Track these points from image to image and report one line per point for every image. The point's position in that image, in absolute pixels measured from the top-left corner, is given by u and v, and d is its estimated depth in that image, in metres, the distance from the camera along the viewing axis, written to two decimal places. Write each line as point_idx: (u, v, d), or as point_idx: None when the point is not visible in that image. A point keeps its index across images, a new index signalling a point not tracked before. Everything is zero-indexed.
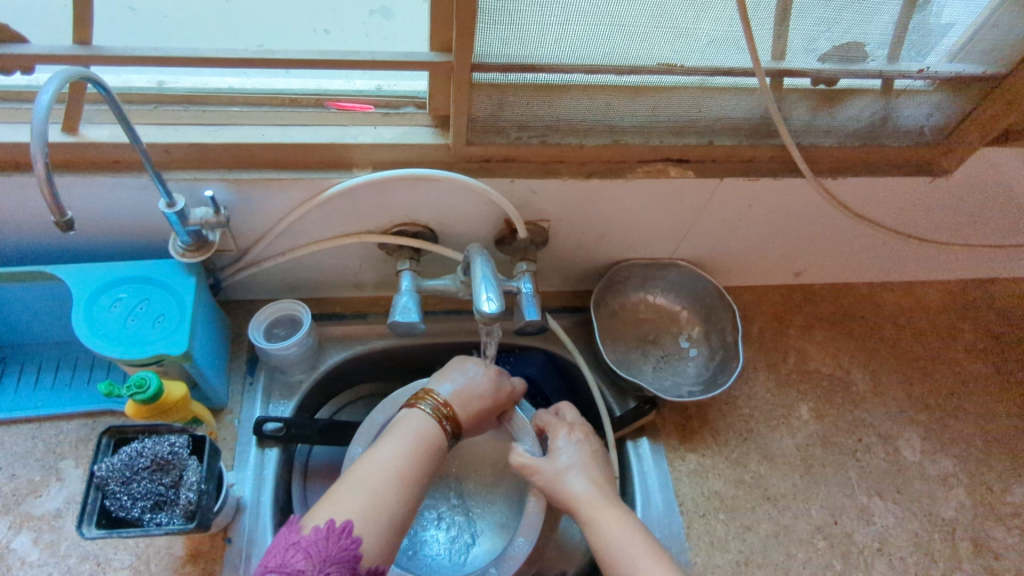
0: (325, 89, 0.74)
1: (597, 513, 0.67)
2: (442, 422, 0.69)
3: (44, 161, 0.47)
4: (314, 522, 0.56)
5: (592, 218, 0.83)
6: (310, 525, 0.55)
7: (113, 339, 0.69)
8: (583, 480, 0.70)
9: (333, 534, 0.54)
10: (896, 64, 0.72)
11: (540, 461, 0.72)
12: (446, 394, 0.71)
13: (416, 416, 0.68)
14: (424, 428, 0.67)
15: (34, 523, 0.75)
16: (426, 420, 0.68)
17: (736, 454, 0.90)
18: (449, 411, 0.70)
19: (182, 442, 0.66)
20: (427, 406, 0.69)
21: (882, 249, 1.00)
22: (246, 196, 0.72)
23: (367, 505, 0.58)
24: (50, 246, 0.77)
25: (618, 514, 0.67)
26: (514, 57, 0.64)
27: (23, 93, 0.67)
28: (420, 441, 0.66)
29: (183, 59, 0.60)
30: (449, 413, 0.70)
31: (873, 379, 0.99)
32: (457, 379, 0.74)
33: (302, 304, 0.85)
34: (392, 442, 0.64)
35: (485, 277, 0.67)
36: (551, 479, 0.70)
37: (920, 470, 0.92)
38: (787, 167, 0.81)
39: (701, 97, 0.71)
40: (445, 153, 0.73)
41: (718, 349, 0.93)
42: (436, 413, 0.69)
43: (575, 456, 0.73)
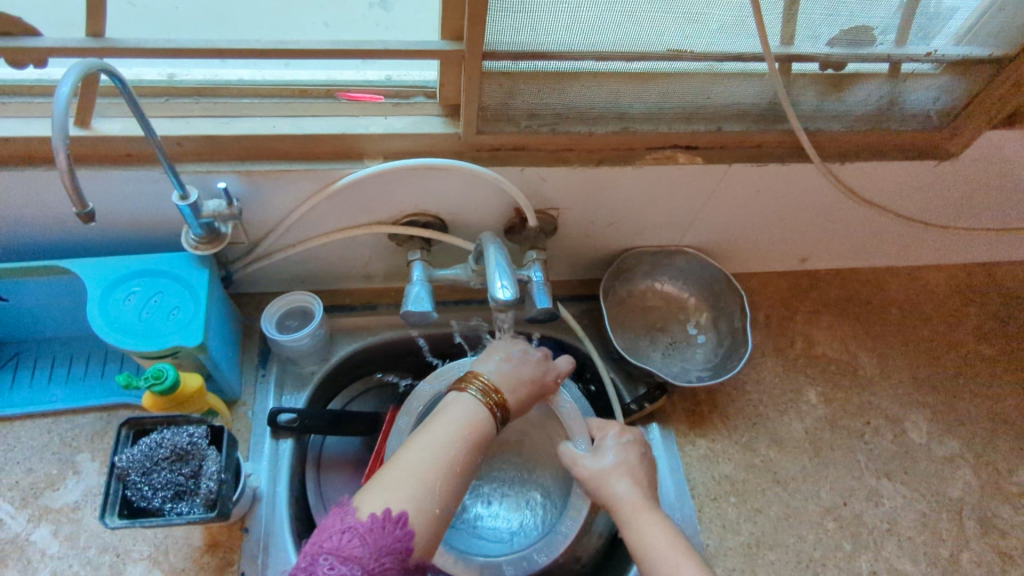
0: (335, 80, 0.74)
1: (637, 517, 0.64)
2: (492, 407, 0.64)
3: (65, 152, 0.48)
4: (369, 508, 0.53)
5: (601, 206, 0.84)
6: (366, 511, 0.52)
7: (128, 331, 0.70)
8: (628, 483, 0.68)
9: (387, 526, 0.52)
10: (903, 48, 0.72)
11: (589, 455, 0.72)
12: (491, 377, 0.67)
13: (467, 400, 0.64)
14: (480, 413, 0.63)
15: (53, 516, 0.75)
16: (478, 405, 0.63)
17: (746, 439, 0.91)
18: (494, 388, 0.66)
19: (200, 433, 0.67)
20: (478, 393, 0.64)
21: (888, 234, 1.01)
22: (258, 188, 0.73)
23: (419, 494, 0.55)
24: (63, 240, 0.77)
25: (656, 522, 0.63)
26: (525, 45, 0.64)
27: (34, 87, 0.68)
28: (472, 425, 0.61)
29: (195, 51, 0.60)
30: (498, 398, 0.65)
31: (879, 362, 1.00)
32: (502, 363, 0.70)
33: (312, 295, 0.86)
34: (444, 428, 0.60)
35: (498, 264, 0.68)
36: (596, 473, 0.70)
37: (927, 452, 0.92)
38: (795, 152, 0.81)
39: (710, 83, 0.72)
40: (455, 143, 0.73)
41: (727, 335, 0.94)
42: (485, 397, 0.64)
43: (626, 456, 0.71)
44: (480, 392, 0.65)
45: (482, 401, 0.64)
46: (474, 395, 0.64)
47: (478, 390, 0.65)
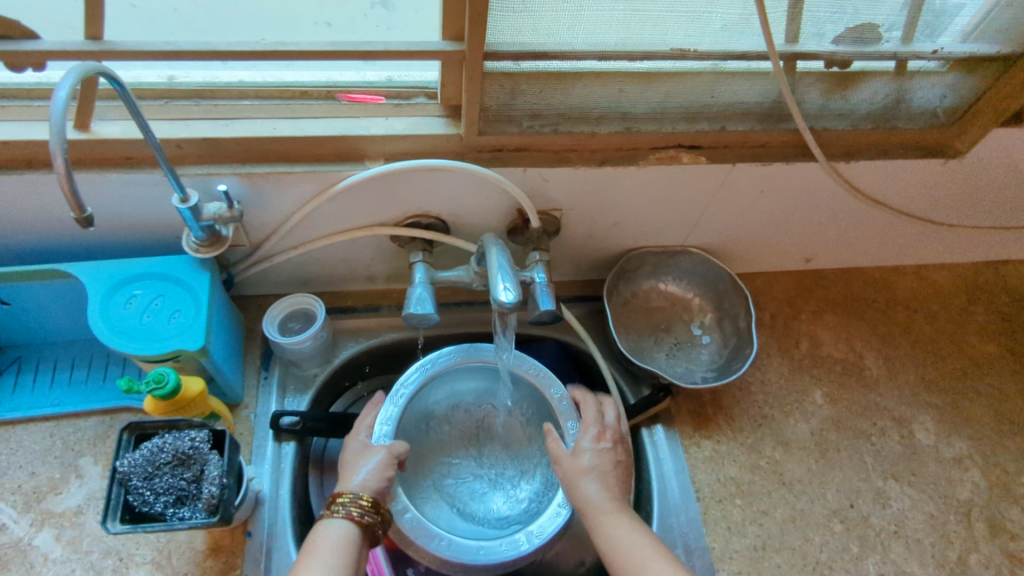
0: (336, 81, 0.73)
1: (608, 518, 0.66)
2: (363, 516, 0.65)
3: (63, 156, 0.47)
4: None
5: (604, 206, 0.83)
6: None
7: (129, 335, 0.69)
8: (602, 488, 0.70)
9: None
10: (910, 45, 0.72)
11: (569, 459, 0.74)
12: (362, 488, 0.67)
13: (335, 527, 0.63)
14: (352, 537, 0.62)
15: (55, 520, 0.75)
16: (343, 526, 0.63)
17: (752, 440, 0.90)
18: (363, 502, 0.65)
19: (202, 437, 0.66)
20: (341, 511, 0.64)
21: (894, 233, 1.00)
22: (258, 190, 0.72)
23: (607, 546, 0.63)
24: (64, 243, 0.77)
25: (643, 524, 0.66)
26: (527, 45, 0.64)
27: (34, 91, 0.67)
28: (347, 549, 0.61)
29: (194, 53, 0.59)
30: (366, 506, 0.65)
31: (886, 363, 0.99)
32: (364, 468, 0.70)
33: (314, 297, 0.85)
34: (322, 555, 0.59)
35: (500, 266, 0.67)
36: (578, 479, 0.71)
37: (934, 452, 0.92)
38: (800, 151, 0.80)
39: (714, 82, 0.71)
40: (457, 144, 0.73)
41: (732, 336, 0.93)
42: (350, 512, 0.64)
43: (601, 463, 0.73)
44: (340, 508, 0.64)
45: (347, 523, 0.63)
46: (337, 517, 0.63)
47: (337, 508, 0.64)
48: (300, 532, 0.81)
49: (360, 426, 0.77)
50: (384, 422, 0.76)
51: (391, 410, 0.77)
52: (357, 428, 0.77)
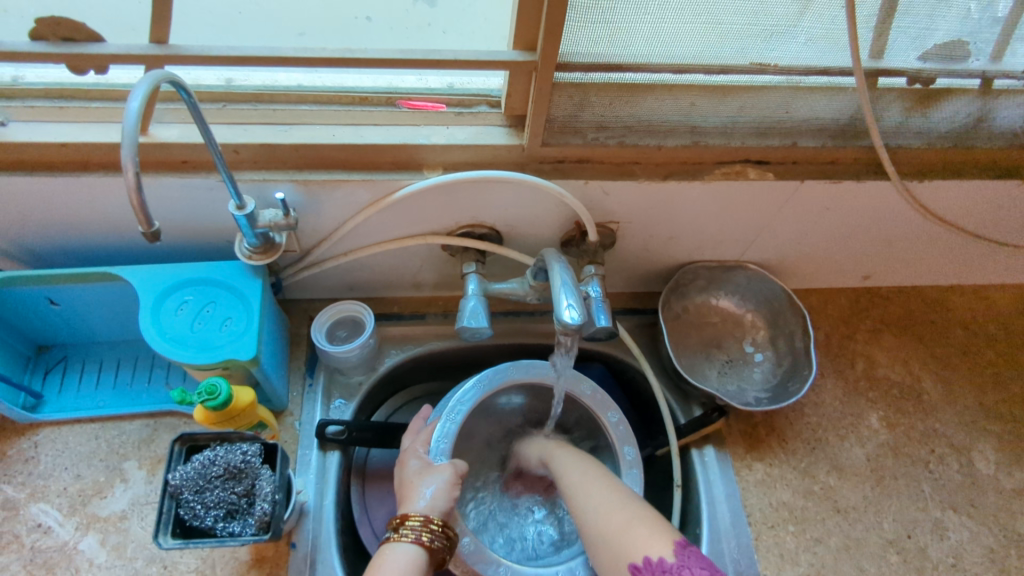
0: (396, 87, 0.71)
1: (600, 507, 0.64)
2: (428, 539, 0.64)
3: (134, 167, 0.46)
4: None
5: (663, 220, 0.81)
6: None
7: (181, 343, 0.68)
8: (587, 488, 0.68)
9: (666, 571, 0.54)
10: (999, 64, 0.69)
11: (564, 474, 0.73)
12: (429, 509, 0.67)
13: (403, 549, 0.63)
14: (420, 561, 0.63)
15: (100, 524, 0.74)
16: (409, 548, 0.63)
17: (805, 464, 0.87)
18: (431, 525, 0.66)
19: (253, 451, 0.65)
20: (409, 535, 0.64)
21: (958, 252, 0.96)
22: (315, 197, 0.70)
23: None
24: (115, 245, 0.76)
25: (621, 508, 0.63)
26: (602, 56, 0.61)
27: (92, 92, 0.66)
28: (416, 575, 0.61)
29: (260, 58, 0.57)
30: (435, 531, 0.65)
31: (944, 387, 0.95)
32: (431, 487, 0.69)
33: (362, 305, 0.83)
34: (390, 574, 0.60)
35: (564, 284, 0.65)
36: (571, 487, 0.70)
37: (995, 483, 0.88)
38: (872, 169, 0.77)
39: (790, 97, 0.68)
40: (519, 155, 0.70)
41: (787, 355, 0.90)
42: (417, 535, 0.64)
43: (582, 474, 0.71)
44: (409, 532, 0.64)
45: (415, 546, 0.63)
46: (404, 539, 0.64)
47: (404, 531, 0.64)
48: (343, 543, 0.80)
49: (414, 442, 0.75)
50: (441, 438, 0.75)
51: (448, 429, 0.75)
52: (410, 447, 0.75)
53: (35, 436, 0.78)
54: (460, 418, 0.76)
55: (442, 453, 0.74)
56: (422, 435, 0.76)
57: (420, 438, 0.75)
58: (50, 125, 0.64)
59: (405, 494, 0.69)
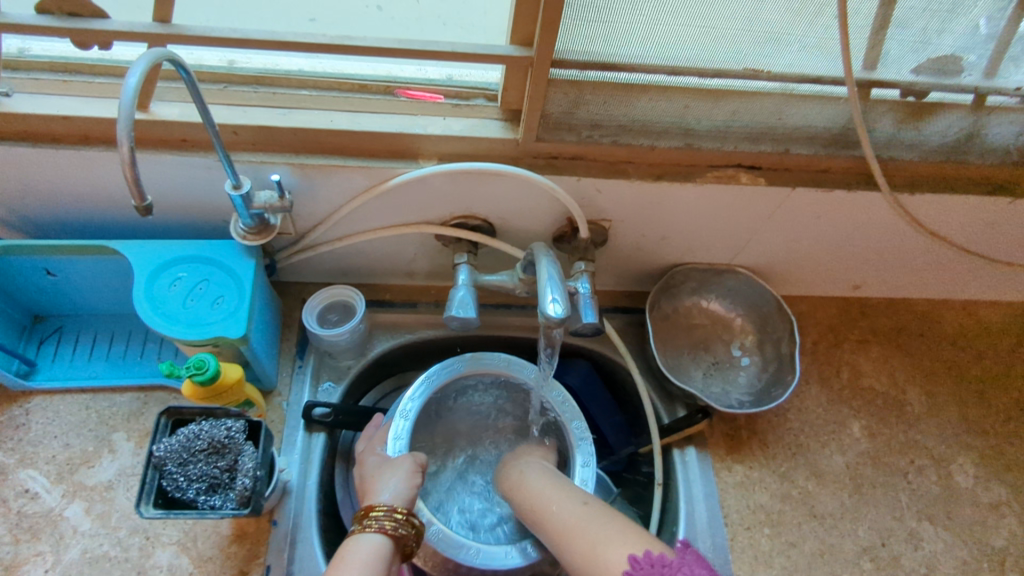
0: (395, 76, 0.72)
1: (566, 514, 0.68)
2: (392, 528, 0.65)
3: (129, 142, 0.47)
4: None
5: (655, 220, 0.81)
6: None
7: (173, 318, 0.69)
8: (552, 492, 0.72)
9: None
10: (992, 80, 0.69)
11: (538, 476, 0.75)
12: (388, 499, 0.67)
13: (364, 539, 0.63)
14: (385, 549, 0.63)
15: (86, 493, 0.75)
16: (372, 537, 0.63)
17: (785, 468, 0.88)
18: (394, 512, 0.66)
19: (238, 427, 0.66)
20: (373, 524, 0.64)
21: (948, 266, 0.96)
22: (310, 181, 0.71)
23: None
24: (113, 219, 0.77)
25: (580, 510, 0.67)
26: (597, 55, 0.62)
27: (95, 67, 0.67)
28: (381, 561, 0.61)
29: (260, 41, 0.58)
30: (398, 518, 0.66)
31: (928, 400, 0.96)
32: (389, 482, 0.70)
33: (355, 290, 0.85)
34: (353, 562, 0.60)
35: (550, 278, 0.66)
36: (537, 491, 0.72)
37: (972, 497, 0.89)
38: (863, 179, 0.78)
39: (784, 104, 0.69)
40: (513, 149, 0.71)
41: (773, 360, 0.91)
42: (380, 525, 0.64)
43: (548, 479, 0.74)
44: (373, 522, 0.65)
45: (381, 536, 0.64)
46: (368, 530, 0.64)
47: (368, 522, 0.65)
48: (323, 523, 0.81)
49: (371, 444, 0.77)
50: (398, 438, 0.76)
51: (403, 427, 0.77)
52: (367, 449, 0.76)
53: (27, 403, 0.80)
54: (412, 416, 0.78)
55: (401, 448, 0.75)
56: (377, 437, 0.77)
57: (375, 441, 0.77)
58: (53, 98, 0.65)
59: (367, 490, 0.70)
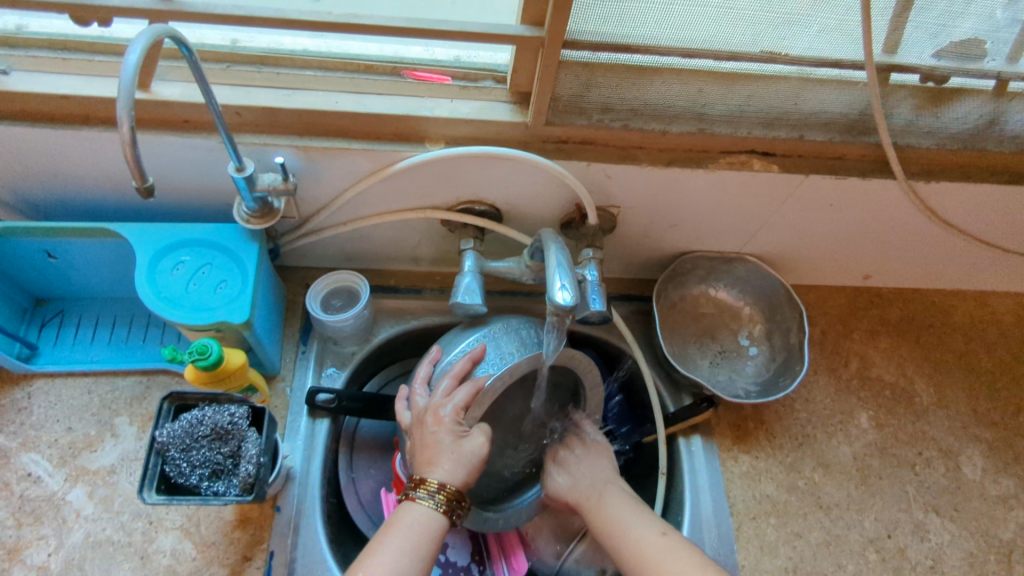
0: (402, 57, 0.71)
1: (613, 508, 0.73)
2: (451, 512, 0.64)
3: (129, 121, 0.45)
4: None
5: (665, 206, 0.80)
6: None
7: (175, 302, 0.68)
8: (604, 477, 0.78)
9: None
10: (1015, 65, 0.68)
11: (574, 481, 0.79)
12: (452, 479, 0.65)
13: (422, 514, 0.62)
14: (438, 530, 0.63)
15: (89, 477, 0.75)
16: (426, 512, 0.63)
17: (791, 459, 0.87)
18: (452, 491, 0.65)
19: (241, 413, 0.65)
20: (432, 501, 0.63)
21: (962, 256, 0.95)
22: (315, 164, 0.70)
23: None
24: (114, 201, 0.76)
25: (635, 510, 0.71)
26: (610, 35, 0.60)
27: (94, 45, 0.66)
28: (433, 539, 0.62)
29: (264, 19, 0.56)
30: (457, 496, 0.65)
31: (936, 391, 0.95)
32: (453, 462, 0.66)
33: (359, 276, 0.84)
34: (408, 537, 0.60)
35: (559, 264, 0.64)
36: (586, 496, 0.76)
37: (980, 489, 0.88)
38: (878, 167, 0.76)
39: (800, 88, 0.67)
40: (522, 132, 0.70)
41: (781, 350, 0.91)
42: (439, 504, 0.63)
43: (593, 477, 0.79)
44: (434, 499, 0.64)
45: (437, 515, 0.63)
46: (426, 505, 0.63)
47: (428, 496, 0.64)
48: (326, 509, 0.81)
49: (451, 398, 0.69)
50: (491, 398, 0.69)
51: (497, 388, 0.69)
52: (436, 401, 0.69)
53: (28, 386, 0.79)
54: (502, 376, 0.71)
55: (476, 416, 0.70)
56: (463, 391, 0.69)
57: (456, 396, 0.68)
58: (51, 76, 0.64)
59: (429, 455, 0.66)
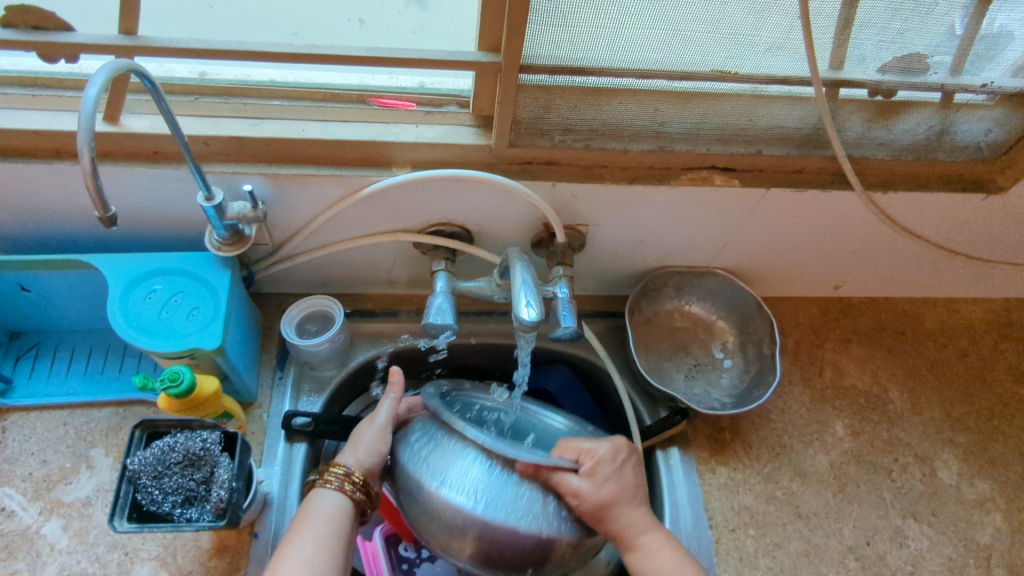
0: (367, 85, 0.73)
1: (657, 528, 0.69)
2: (353, 489, 0.67)
3: (90, 153, 0.46)
4: None
5: (632, 223, 0.82)
6: None
7: (147, 330, 0.69)
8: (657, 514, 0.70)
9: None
10: (958, 78, 0.70)
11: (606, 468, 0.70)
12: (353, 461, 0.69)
13: (326, 499, 0.65)
14: (344, 510, 0.65)
15: (64, 510, 0.75)
16: (334, 497, 0.66)
17: (769, 470, 0.88)
18: (353, 475, 0.67)
19: (214, 439, 0.66)
20: (332, 481, 0.66)
21: (928, 264, 0.97)
22: (285, 191, 0.72)
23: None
24: (87, 233, 0.77)
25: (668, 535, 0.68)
26: (564, 59, 0.62)
27: (65, 81, 0.67)
28: (340, 522, 0.64)
29: (227, 52, 0.58)
30: (358, 479, 0.67)
31: (910, 397, 0.96)
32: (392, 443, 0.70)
33: (333, 300, 0.85)
34: (318, 525, 0.63)
35: (524, 282, 0.65)
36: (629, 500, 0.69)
37: (957, 493, 0.89)
38: (835, 178, 0.78)
39: (753, 104, 0.70)
40: (486, 154, 0.71)
41: (754, 361, 0.92)
42: (343, 485, 0.66)
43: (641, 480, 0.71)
44: (333, 479, 0.67)
45: (337, 494, 0.66)
46: (328, 486, 0.66)
47: (328, 477, 0.67)
48: None
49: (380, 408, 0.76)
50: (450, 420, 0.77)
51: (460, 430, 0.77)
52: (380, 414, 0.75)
53: (2, 421, 0.79)
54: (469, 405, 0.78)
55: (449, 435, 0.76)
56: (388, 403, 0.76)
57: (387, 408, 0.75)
58: (20, 113, 0.65)
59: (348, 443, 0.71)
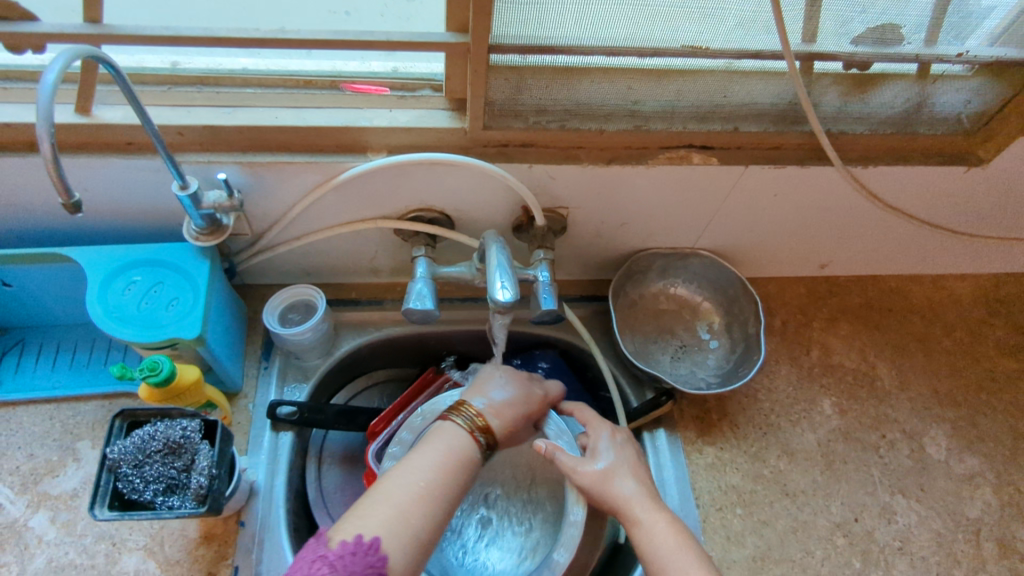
0: (340, 71, 0.73)
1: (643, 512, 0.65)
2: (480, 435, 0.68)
3: (50, 140, 0.47)
4: (341, 536, 0.54)
5: (612, 205, 0.81)
6: (337, 539, 0.53)
7: (126, 321, 0.69)
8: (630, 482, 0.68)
9: (361, 550, 0.53)
10: (933, 48, 0.69)
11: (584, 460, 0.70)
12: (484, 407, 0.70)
13: (452, 429, 0.67)
14: (471, 450, 0.66)
15: (51, 502, 0.75)
16: (465, 436, 0.66)
17: (756, 449, 0.88)
18: (481, 421, 0.69)
19: (193, 427, 0.66)
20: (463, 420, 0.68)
21: (913, 240, 0.97)
22: (261, 179, 0.72)
23: (393, 519, 0.56)
24: (67, 227, 0.77)
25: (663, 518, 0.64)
26: (533, 38, 0.62)
27: (36, 73, 0.67)
28: (464, 458, 0.64)
29: (194, 39, 0.58)
30: (482, 425, 0.68)
31: (898, 374, 0.96)
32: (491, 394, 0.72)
33: (316, 289, 0.85)
34: (437, 454, 0.63)
35: (499, 264, 0.66)
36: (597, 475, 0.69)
37: (945, 468, 0.89)
38: (814, 154, 0.78)
39: (726, 81, 0.69)
40: (462, 138, 0.71)
41: (740, 341, 0.92)
42: (471, 424, 0.68)
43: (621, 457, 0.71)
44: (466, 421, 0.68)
45: (465, 431, 0.67)
46: (460, 424, 0.67)
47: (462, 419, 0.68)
48: (294, 522, 0.81)
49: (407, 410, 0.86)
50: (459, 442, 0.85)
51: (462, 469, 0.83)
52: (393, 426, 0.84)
53: None
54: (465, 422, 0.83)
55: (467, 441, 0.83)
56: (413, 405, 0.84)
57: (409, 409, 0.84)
58: None
59: (472, 391, 0.74)
